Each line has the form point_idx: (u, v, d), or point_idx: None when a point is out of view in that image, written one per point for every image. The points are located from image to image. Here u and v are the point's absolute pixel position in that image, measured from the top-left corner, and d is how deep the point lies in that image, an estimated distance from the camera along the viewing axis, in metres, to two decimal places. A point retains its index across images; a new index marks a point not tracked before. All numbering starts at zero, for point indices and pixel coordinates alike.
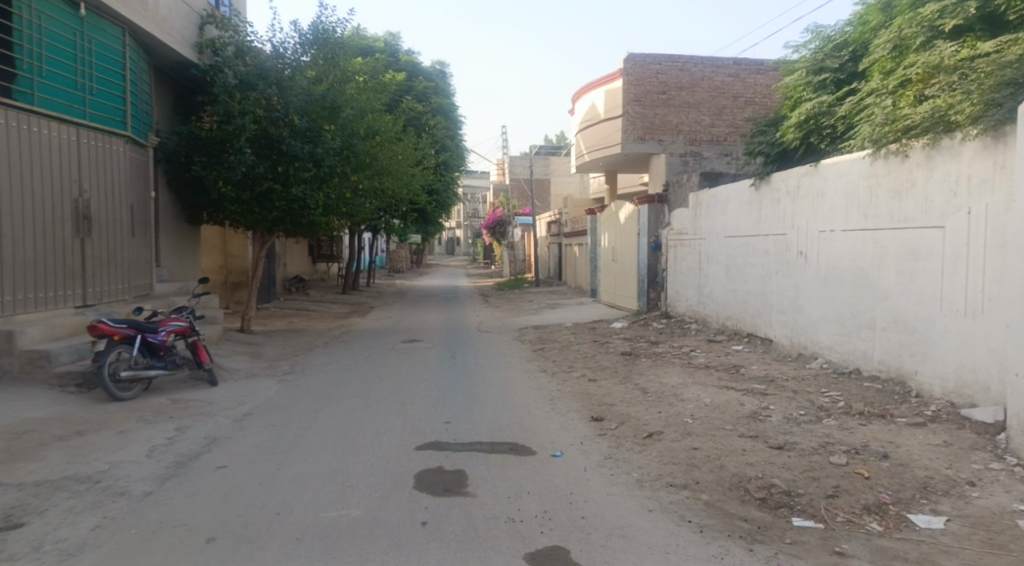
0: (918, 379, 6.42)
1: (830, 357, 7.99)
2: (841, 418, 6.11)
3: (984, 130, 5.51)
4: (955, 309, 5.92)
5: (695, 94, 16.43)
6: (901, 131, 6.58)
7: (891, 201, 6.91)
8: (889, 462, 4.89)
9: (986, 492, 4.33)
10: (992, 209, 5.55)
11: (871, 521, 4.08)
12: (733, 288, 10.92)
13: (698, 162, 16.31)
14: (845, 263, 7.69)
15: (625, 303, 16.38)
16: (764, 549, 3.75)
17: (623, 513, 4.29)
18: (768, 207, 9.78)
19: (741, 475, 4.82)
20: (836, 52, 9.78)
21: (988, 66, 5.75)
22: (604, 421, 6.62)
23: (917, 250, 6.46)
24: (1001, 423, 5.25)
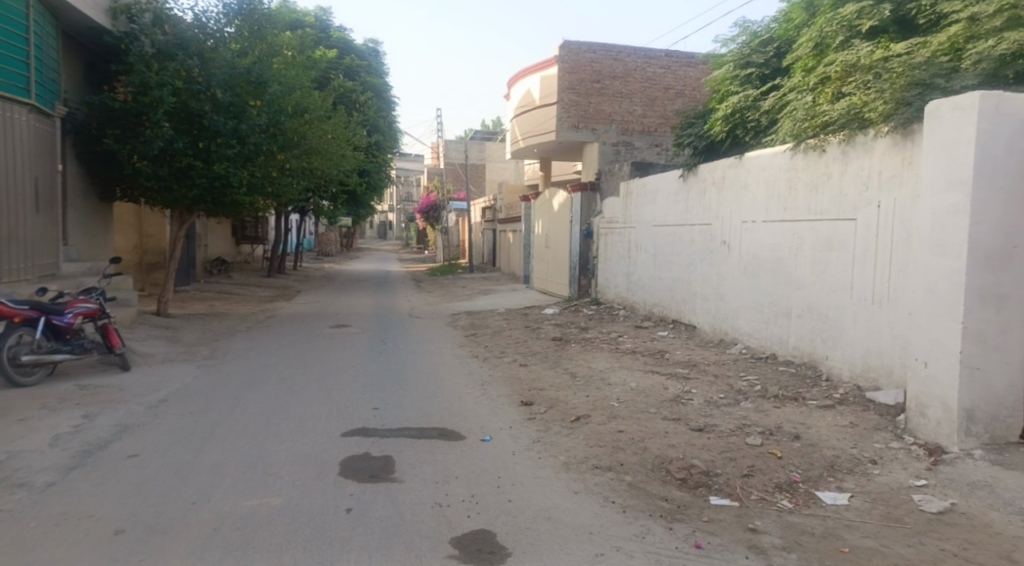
0: (828, 364, 6.76)
1: (749, 343, 8.32)
2: (757, 400, 6.38)
3: (894, 127, 5.82)
4: (864, 298, 6.25)
5: (628, 85, 16.67)
6: (820, 126, 6.88)
7: (809, 194, 7.20)
8: (801, 442, 5.14)
9: (886, 470, 4.61)
10: (899, 202, 5.87)
11: (782, 498, 4.28)
12: (660, 276, 11.19)
13: (630, 152, 16.58)
14: (765, 252, 7.98)
15: (557, 289, 16.59)
16: (682, 527, 3.88)
17: (549, 496, 4.35)
18: (695, 196, 10.04)
19: (663, 456, 4.97)
20: (762, 48, 10.11)
21: (901, 67, 6.04)
22: (533, 405, 6.67)
23: (831, 241, 6.77)
24: (901, 405, 5.58)
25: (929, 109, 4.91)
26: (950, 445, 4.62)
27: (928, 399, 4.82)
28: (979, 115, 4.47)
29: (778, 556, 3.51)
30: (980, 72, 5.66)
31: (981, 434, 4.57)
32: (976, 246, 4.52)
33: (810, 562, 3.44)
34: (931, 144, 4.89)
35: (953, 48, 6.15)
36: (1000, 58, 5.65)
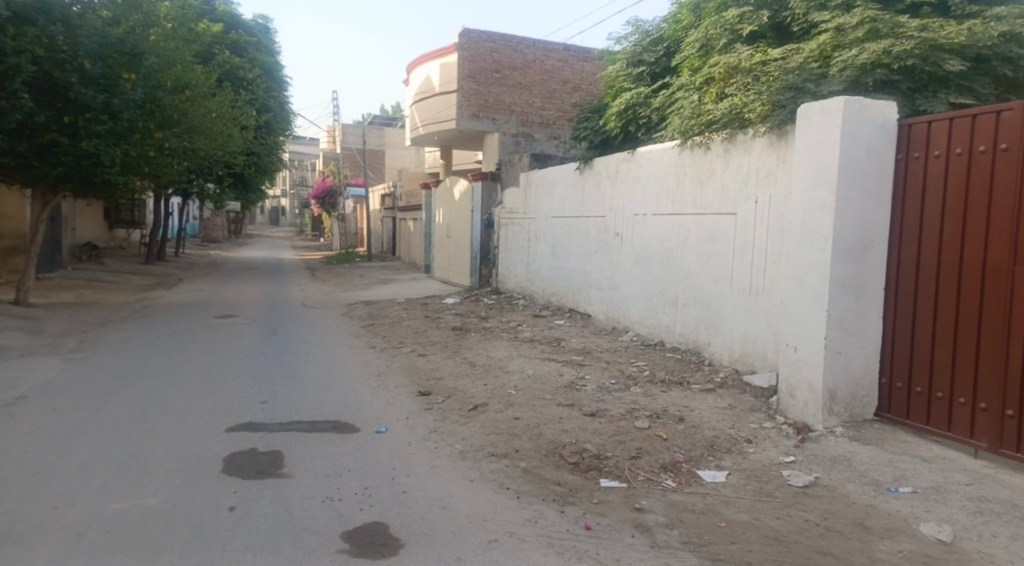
0: (710, 349, 7.15)
1: (639, 331, 8.65)
2: (646, 385, 6.65)
3: (770, 128, 6.19)
4: (743, 287, 6.65)
5: (527, 76, 16.81)
6: (704, 125, 7.24)
7: (694, 188, 7.55)
8: (684, 424, 5.40)
9: (759, 448, 4.93)
10: (774, 198, 6.26)
11: (666, 478, 4.49)
12: (558, 266, 11.41)
13: (530, 144, 16.75)
14: (654, 244, 8.31)
15: (458, 279, 16.56)
16: (574, 509, 3.98)
17: (444, 485, 4.34)
18: (590, 189, 10.29)
19: (557, 441, 5.08)
20: (653, 47, 10.46)
21: (776, 71, 6.44)
22: (430, 395, 6.64)
23: (714, 234, 7.14)
24: (774, 387, 5.99)
25: (801, 111, 5.24)
26: (816, 423, 5.00)
27: (797, 382, 5.20)
28: (845, 119, 4.83)
29: (661, 533, 3.68)
30: (845, 79, 6.16)
31: (842, 413, 4.97)
32: (840, 240, 4.88)
33: (690, 537, 3.62)
34: (803, 144, 5.23)
35: (822, 56, 6.64)
36: (861, 67, 6.18)
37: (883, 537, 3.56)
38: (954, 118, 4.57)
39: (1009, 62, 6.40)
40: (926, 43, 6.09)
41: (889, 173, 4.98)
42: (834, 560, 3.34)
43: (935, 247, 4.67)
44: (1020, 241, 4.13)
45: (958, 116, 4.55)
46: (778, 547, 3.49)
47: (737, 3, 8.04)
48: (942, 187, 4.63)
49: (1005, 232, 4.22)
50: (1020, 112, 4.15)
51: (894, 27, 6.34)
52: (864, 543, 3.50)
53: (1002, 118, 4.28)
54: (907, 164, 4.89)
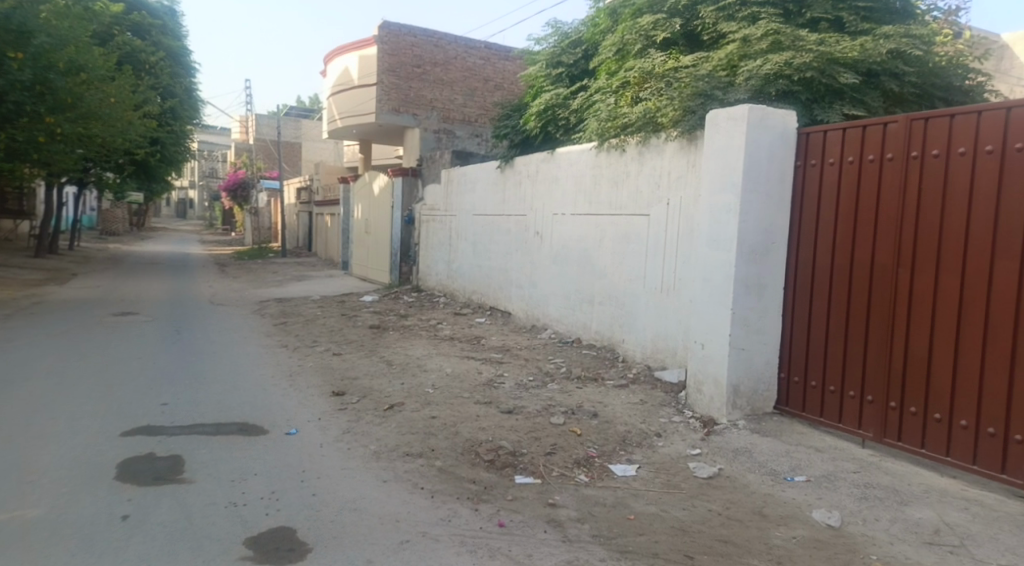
0: (624, 346, 7.33)
1: (557, 328, 8.77)
2: (562, 381, 6.76)
3: (681, 133, 6.40)
4: (655, 286, 6.86)
5: (449, 72, 16.71)
6: (620, 128, 7.40)
7: (610, 189, 7.72)
8: (598, 420, 5.52)
9: (668, 441, 5.10)
10: (684, 201, 6.49)
11: (579, 473, 4.57)
12: (479, 264, 11.41)
13: (451, 140, 16.66)
14: (572, 243, 8.44)
15: (378, 276, 16.27)
16: (488, 507, 3.99)
17: (356, 486, 4.26)
18: (511, 188, 10.35)
19: (473, 439, 5.08)
20: (572, 49, 10.62)
21: (687, 78, 6.68)
22: (344, 395, 6.50)
23: (628, 234, 7.33)
24: (683, 382, 6.21)
25: (709, 117, 5.45)
26: (721, 416, 5.21)
27: (704, 377, 5.40)
28: (748, 126, 5.05)
29: (573, 527, 3.74)
30: (750, 87, 6.46)
31: (745, 406, 5.21)
32: (744, 242, 5.11)
33: (600, 531, 3.70)
34: (711, 149, 5.44)
35: (729, 64, 6.91)
36: (765, 77, 6.50)
37: (779, 524, 3.76)
38: (847, 128, 4.87)
39: (897, 78, 6.90)
40: (823, 56, 6.50)
41: (788, 179, 5.25)
42: (734, 547, 3.49)
43: (829, 249, 4.97)
44: (903, 244, 4.44)
45: (849, 127, 4.85)
46: (682, 537, 3.62)
47: (652, 10, 8.29)
48: (835, 193, 4.93)
49: (890, 236, 4.53)
50: (904, 124, 4.47)
51: (795, 40, 6.72)
52: (761, 530, 3.69)
53: (888, 129, 4.59)
54: (805, 171, 5.17)
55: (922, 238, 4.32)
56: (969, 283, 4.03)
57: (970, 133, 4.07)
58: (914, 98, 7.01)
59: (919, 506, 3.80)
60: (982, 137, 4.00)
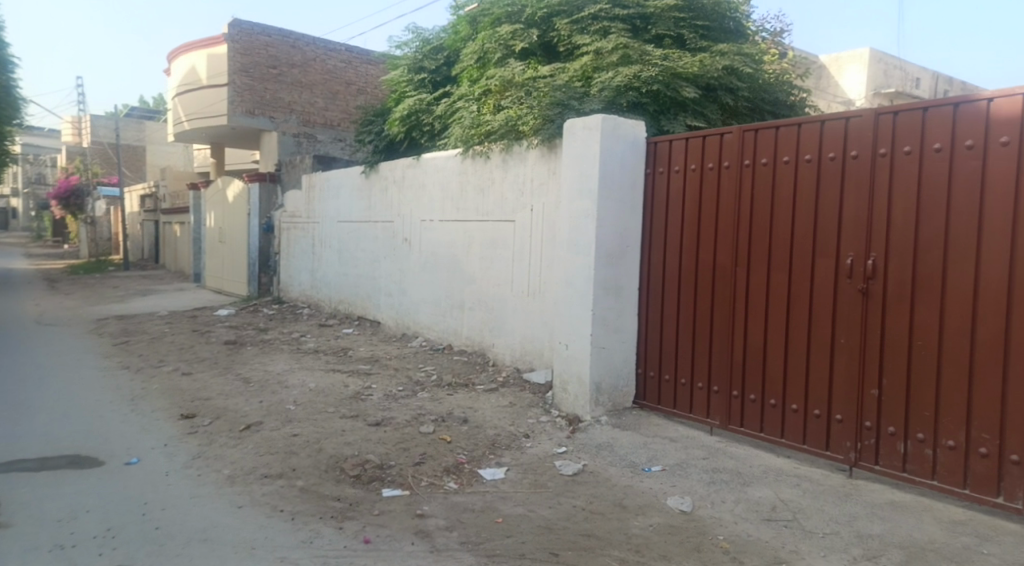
0: (494, 351, 7.41)
1: (427, 336, 8.71)
2: (432, 389, 6.71)
3: (541, 141, 6.58)
4: (522, 290, 6.98)
5: (307, 74, 16.14)
6: (484, 135, 7.45)
7: (476, 195, 7.78)
8: (467, 425, 5.53)
9: (535, 442, 5.20)
10: (547, 206, 6.65)
11: (448, 480, 4.55)
12: (345, 272, 11.09)
13: (312, 145, 16.09)
14: (440, 250, 8.43)
15: (234, 288, 15.37)
16: (352, 524, 3.88)
17: (208, 515, 3.99)
18: (376, 194, 10.16)
19: (338, 455, 4.92)
20: (434, 55, 10.63)
21: (545, 87, 6.88)
22: (195, 417, 6.06)
23: (495, 239, 7.41)
24: (550, 383, 6.37)
25: (567, 125, 5.63)
26: (585, 414, 5.40)
27: (569, 376, 5.56)
28: (602, 134, 5.28)
29: (441, 537, 3.72)
30: (603, 98, 6.76)
31: (607, 403, 5.43)
32: (601, 246, 5.32)
33: (468, 537, 3.70)
34: (569, 156, 5.62)
35: (584, 75, 7.25)
36: (617, 89, 6.84)
37: (637, 514, 3.94)
38: (689, 138, 5.21)
39: (731, 92, 7.48)
40: (667, 71, 6.92)
41: (639, 186, 5.55)
42: (597, 541, 3.62)
43: (677, 251, 5.30)
44: (740, 244, 4.82)
45: (691, 137, 5.20)
46: (548, 536, 3.70)
47: (510, 20, 8.45)
48: (681, 199, 5.26)
49: (729, 237, 4.90)
50: (738, 134, 4.85)
51: (642, 54, 7.12)
52: (621, 521, 3.85)
53: (724, 139, 4.97)
54: (654, 178, 5.49)
55: (756, 239, 4.71)
56: (795, 278, 4.44)
57: (792, 143, 4.49)
58: (747, 111, 7.63)
59: (759, 486, 4.13)
60: (802, 147, 4.43)
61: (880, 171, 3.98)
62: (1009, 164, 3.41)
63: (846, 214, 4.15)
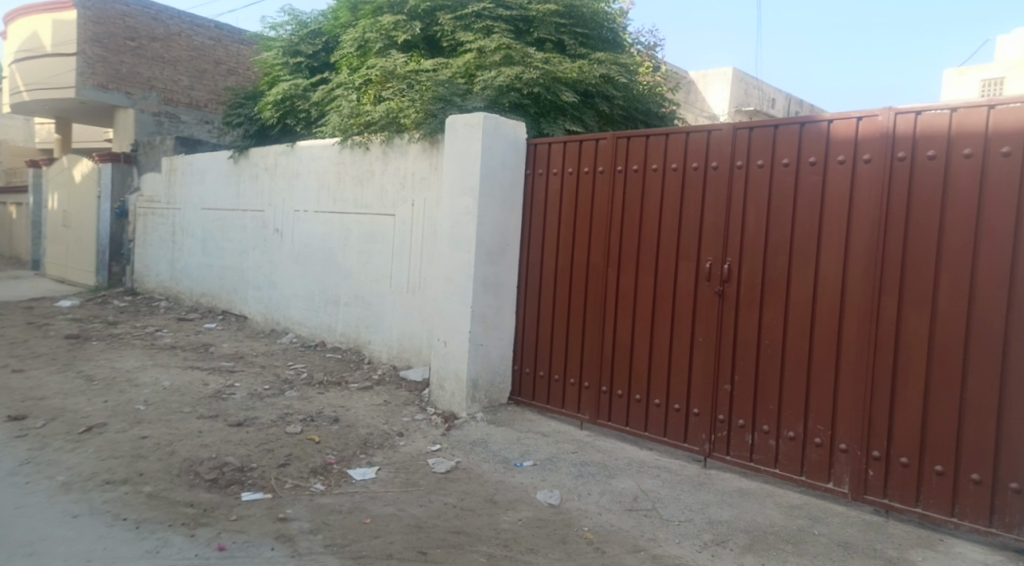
0: (370, 348, 7.24)
1: (299, 332, 8.37)
2: (302, 388, 6.45)
3: (423, 136, 6.51)
4: (400, 287, 6.88)
5: (170, 50, 15.05)
6: (363, 126, 7.27)
7: (354, 187, 7.56)
8: (338, 425, 5.37)
9: (409, 440, 5.14)
10: (427, 201, 6.58)
11: (315, 482, 4.40)
12: (209, 263, 10.44)
13: (174, 125, 15.01)
14: (314, 243, 8.12)
15: (81, 277, 14.04)
16: (206, 531, 3.65)
17: (37, 527, 3.61)
18: (245, 181, 9.64)
19: (193, 458, 4.61)
20: (311, 39, 10.25)
21: (428, 82, 6.82)
22: (26, 420, 5.47)
23: (374, 233, 7.24)
24: (427, 380, 6.32)
25: (449, 121, 5.60)
26: (460, 410, 5.40)
27: (445, 373, 5.54)
28: (483, 133, 5.30)
29: (304, 540, 3.58)
30: (486, 97, 6.80)
31: (483, 400, 5.46)
32: (481, 244, 5.34)
33: (333, 539, 3.59)
34: (450, 152, 5.59)
35: (467, 73, 7.26)
36: (499, 88, 6.90)
37: (507, 509, 3.99)
38: (567, 142, 5.34)
39: (608, 100, 7.73)
40: (547, 75, 7.06)
41: (519, 185, 5.62)
42: (465, 537, 3.63)
43: (554, 251, 5.42)
44: (611, 247, 5.00)
45: (569, 141, 5.33)
46: (417, 534, 3.66)
47: (392, 11, 8.30)
48: (558, 200, 5.39)
49: (601, 239, 5.07)
50: (611, 141, 5.04)
51: (524, 56, 7.22)
52: (491, 517, 3.89)
53: (599, 145, 5.14)
54: (533, 178, 5.59)
55: (626, 242, 4.91)
56: (660, 280, 4.67)
57: (661, 152, 4.72)
58: (622, 120, 7.95)
59: (623, 477, 4.30)
60: (669, 156, 4.66)
61: (738, 183, 4.26)
62: (845, 181, 3.76)
63: (706, 221, 4.42)
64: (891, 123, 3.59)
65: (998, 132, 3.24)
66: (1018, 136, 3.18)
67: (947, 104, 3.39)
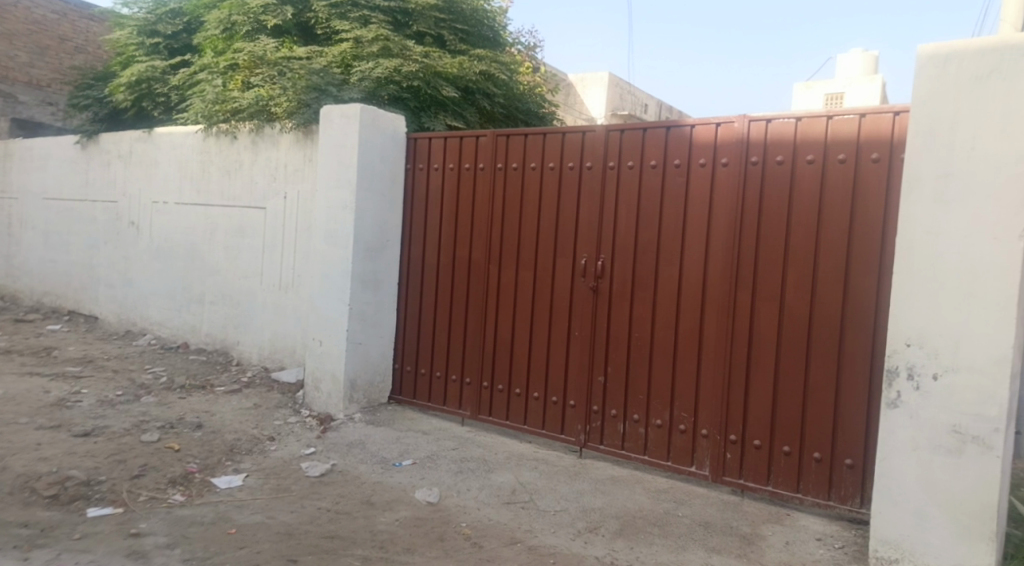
0: (239, 349, 6.87)
1: (158, 333, 7.79)
2: (161, 393, 6.01)
3: (296, 126, 6.25)
4: (271, 284, 6.57)
5: (4, 22, 13.51)
6: (230, 112, 6.89)
7: (220, 178, 7.13)
8: (202, 431, 5.05)
9: (281, 444, 4.92)
10: (301, 194, 6.33)
11: (173, 493, 4.11)
12: (53, 259, 9.49)
13: (10, 106, 13.52)
14: (176, 237, 7.59)
15: None
16: (44, 553, 3.31)
17: None
18: (95, 169, 8.83)
19: (29, 474, 4.17)
20: (170, 18, 9.55)
21: (301, 70, 6.64)
22: None
23: (242, 227, 6.87)
24: (301, 381, 6.08)
25: (323, 111, 5.41)
26: (337, 412, 5.23)
27: (321, 374, 5.35)
28: (361, 125, 5.16)
29: (159, 556, 3.34)
30: (363, 88, 6.68)
31: (361, 399, 5.33)
32: (360, 239, 5.20)
33: (193, 553, 3.38)
34: (325, 144, 5.40)
35: (343, 62, 7.06)
36: (377, 80, 6.79)
37: (384, 510, 3.92)
38: (447, 137, 5.31)
39: (488, 97, 7.79)
40: (427, 69, 7.00)
41: (399, 180, 5.53)
42: (340, 541, 3.53)
43: (435, 247, 5.37)
44: (491, 243, 5.03)
45: (449, 137, 5.30)
46: (287, 542, 3.52)
47: None
48: (439, 196, 5.35)
49: (482, 236, 5.09)
50: (491, 138, 5.07)
51: (403, 49, 7.12)
52: (367, 519, 3.80)
53: (480, 142, 5.15)
54: (414, 173, 5.51)
55: (506, 239, 4.96)
56: (539, 277, 4.76)
57: (539, 150, 4.80)
58: (503, 118, 8.02)
59: (502, 472, 4.35)
60: (547, 154, 4.76)
61: (610, 182, 4.42)
62: (706, 183, 4.00)
63: (582, 219, 4.55)
64: (746, 129, 3.85)
65: (835, 140, 3.56)
66: (851, 145, 3.50)
67: (793, 113, 3.68)
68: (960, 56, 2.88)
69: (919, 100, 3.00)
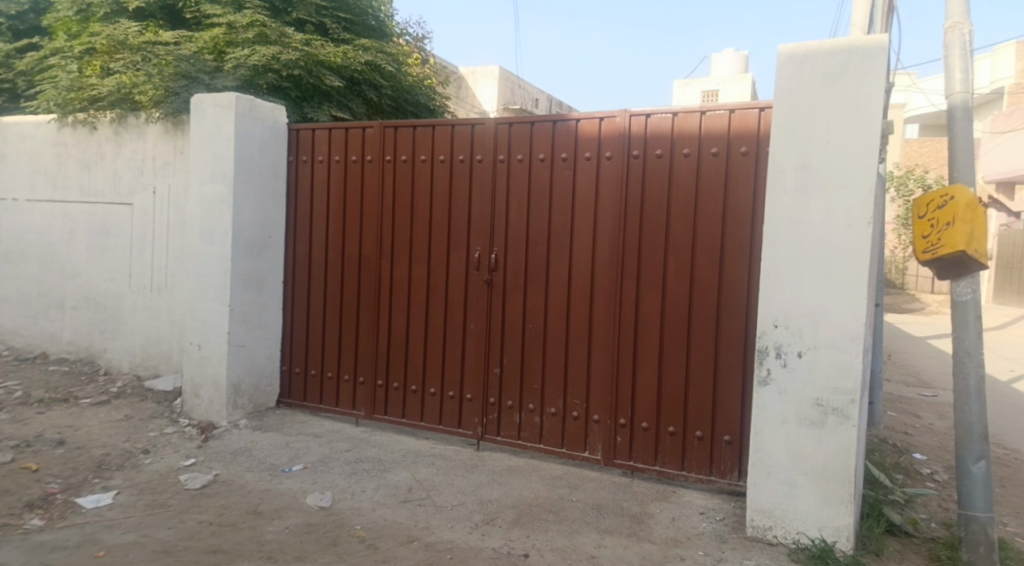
0: (106, 357, 6.37)
1: (12, 343, 7.07)
2: (15, 409, 5.47)
3: (164, 115, 5.86)
4: (142, 286, 6.13)
5: None
6: (88, 101, 6.36)
7: (79, 171, 6.56)
8: (64, 448, 4.64)
9: (157, 457, 4.61)
10: (172, 189, 5.93)
11: (31, 518, 3.75)
12: None
13: None
14: (29, 237, 6.91)
15: None
16: None
17: None
18: None
19: None
20: None
21: (167, 55, 6.25)
22: None
23: (107, 225, 6.35)
24: (178, 389, 5.72)
25: (194, 100, 5.08)
26: (220, 419, 4.97)
27: (201, 380, 5.05)
28: (237, 116, 4.90)
29: None
30: (238, 77, 6.40)
31: (246, 405, 5.08)
32: (239, 236, 4.94)
33: None
34: (196, 135, 5.07)
35: (215, 49, 6.72)
36: (253, 68, 6.51)
37: (272, 518, 3.76)
38: (332, 129, 5.15)
39: (375, 88, 7.55)
40: (308, 57, 6.74)
41: (281, 174, 5.29)
42: (223, 555, 3.35)
43: (323, 242, 5.20)
44: (381, 238, 4.92)
45: (334, 129, 5.14)
46: (164, 561, 3.30)
47: None
48: (326, 190, 5.18)
49: (371, 230, 4.98)
50: (378, 130, 4.95)
51: (281, 36, 6.81)
52: (254, 529, 3.63)
53: (366, 134, 5.02)
54: (298, 167, 5.31)
55: (397, 233, 4.87)
56: (432, 271, 4.71)
57: (428, 143, 4.74)
58: (391, 110, 7.80)
59: (397, 470, 4.28)
60: (435, 147, 4.71)
61: (500, 176, 4.44)
62: (592, 176, 4.10)
63: (474, 213, 4.54)
64: (627, 124, 3.97)
65: (708, 135, 3.74)
66: (722, 139, 3.69)
67: (670, 109, 3.83)
68: (817, 56, 3.09)
69: (781, 96, 3.18)
